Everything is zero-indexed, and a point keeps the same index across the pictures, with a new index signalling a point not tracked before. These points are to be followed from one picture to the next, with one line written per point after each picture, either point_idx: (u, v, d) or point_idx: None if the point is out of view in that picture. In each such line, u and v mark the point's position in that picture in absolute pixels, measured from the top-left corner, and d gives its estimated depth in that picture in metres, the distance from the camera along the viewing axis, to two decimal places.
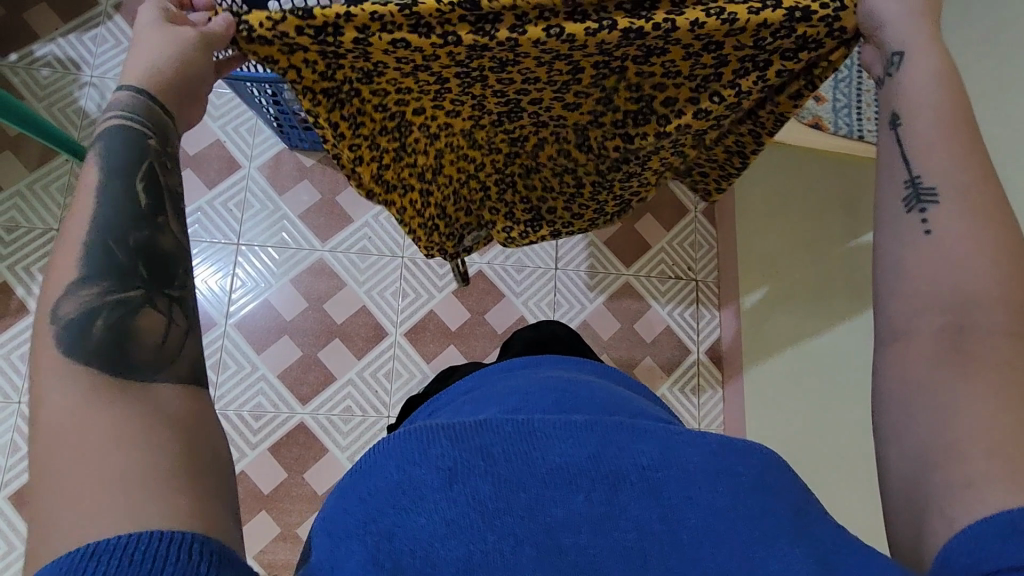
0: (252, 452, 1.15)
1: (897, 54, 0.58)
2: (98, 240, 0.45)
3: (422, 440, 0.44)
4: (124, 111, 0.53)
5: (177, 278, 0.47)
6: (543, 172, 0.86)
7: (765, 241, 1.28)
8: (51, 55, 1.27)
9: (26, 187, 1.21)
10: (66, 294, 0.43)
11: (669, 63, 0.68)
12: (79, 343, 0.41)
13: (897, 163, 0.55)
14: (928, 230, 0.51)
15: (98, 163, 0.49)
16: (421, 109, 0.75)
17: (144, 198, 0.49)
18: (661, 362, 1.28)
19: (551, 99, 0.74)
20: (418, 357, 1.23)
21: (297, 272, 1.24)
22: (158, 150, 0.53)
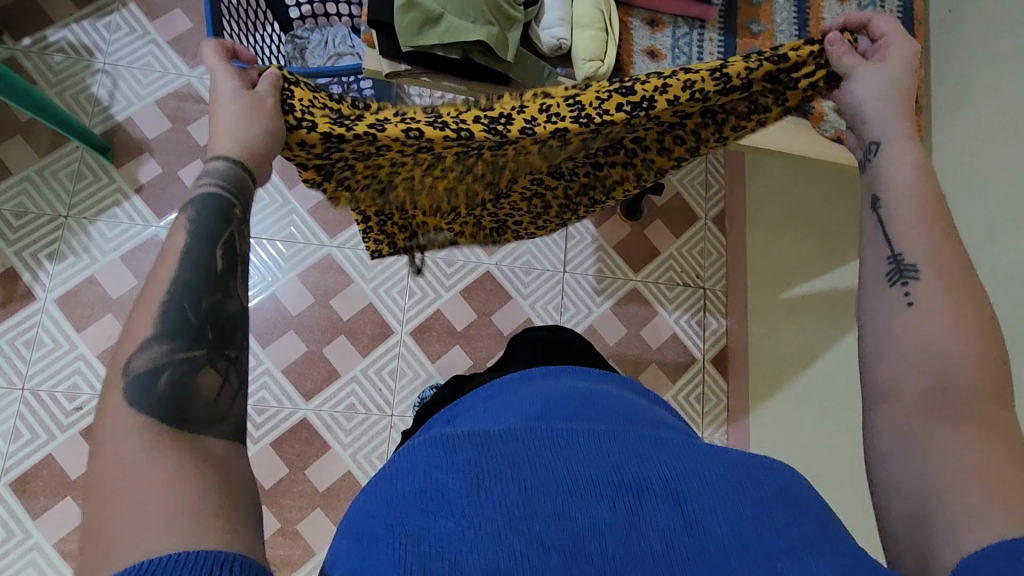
0: (253, 446, 1.15)
1: (875, 143, 0.60)
2: (174, 300, 0.47)
3: (446, 448, 0.45)
4: (217, 179, 0.54)
5: (237, 338, 0.49)
6: (515, 227, 0.87)
7: (765, 254, 1.27)
8: (65, 41, 1.26)
9: (36, 172, 1.21)
10: (139, 349, 0.45)
11: (651, 141, 0.70)
12: (145, 396, 0.43)
13: (879, 240, 0.56)
14: (911, 301, 0.51)
15: (187, 227, 0.51)
16: (415, 199, 0.75)
17: (221, 264, 0.50)
18: (666, 370, 1.28)
19: (541, 180, 0.75)
20: (424, 357, 1.22)
21: (305, 268, 1.24)
22: (240, 219, 0.54)
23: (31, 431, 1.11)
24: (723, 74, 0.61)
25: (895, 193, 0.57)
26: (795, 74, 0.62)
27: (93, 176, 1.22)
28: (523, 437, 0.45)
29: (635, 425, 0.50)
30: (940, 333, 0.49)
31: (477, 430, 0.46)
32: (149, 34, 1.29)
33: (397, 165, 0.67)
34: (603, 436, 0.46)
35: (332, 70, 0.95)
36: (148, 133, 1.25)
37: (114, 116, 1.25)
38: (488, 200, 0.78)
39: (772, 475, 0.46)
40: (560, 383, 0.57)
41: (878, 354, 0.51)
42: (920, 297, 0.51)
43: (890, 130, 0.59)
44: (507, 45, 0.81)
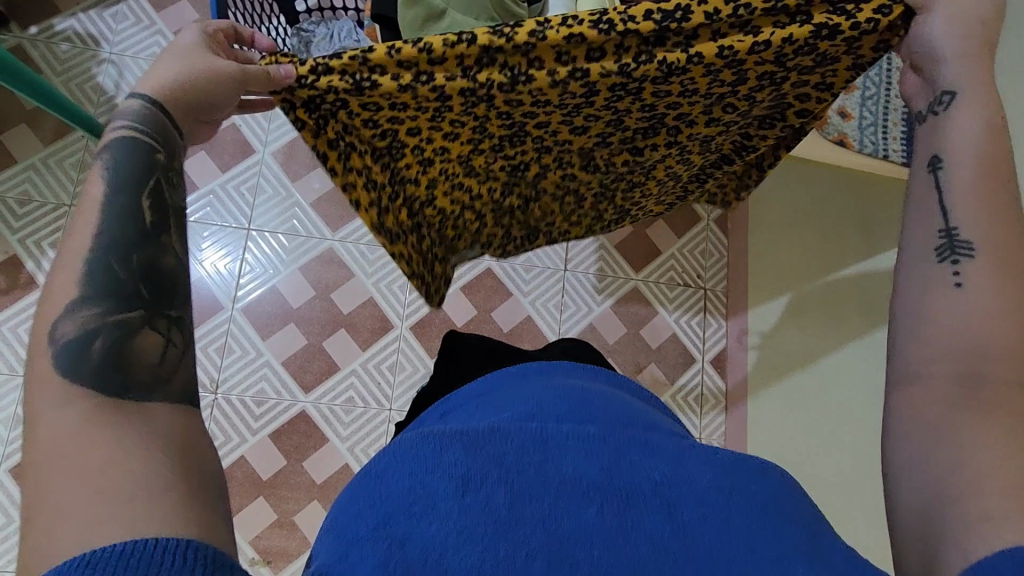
0: (252, 437, 1.15)
1: (948, 93, 0.57)
2: (102, 258, 0.44)
3: (434, 446, 0.44)
4: (133, 120, 0.51)
5: (179, 297, 0.47)
6: (543, 194, 0.83)
7: (777, 251, 1.27)
8: (71, 30, 1.27)
9: (40, 161, 1.21)
10: (65, 314, 0.42)
11: (689, 80, 0.65)
12: (75, 364, 0.41)
13: (933, 211, 0.54)
14: (959, 282, 0.50)
15: (104, 175, 0.48)
16: (417, 130, 0.67)
17: (150, 217, 0.48)
18: (666, 369, 1.27)
19: (558, 123, 0.70)
20: (423, 352, 1.23)
21: (306, 261, 1.24)
22: (165, 165, 0.51)
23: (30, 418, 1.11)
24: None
25: (958, 161, 0.54)
26: (864, 6, 0.60)
27: None
28: (513, 438, 0.45)
29: (626, 427, 0.51)
30: (980, 325, 0.47)
31: (465, 427, 0.46)
32: (156, 24, 1.29)
33: (401, 108, 0.63)
34: (596, 438, 0.47)
35: None
36: None
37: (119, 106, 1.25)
38: (498, 143, 0.72)
39: (765, 482, 0.46)
40: (555, 381, 0.57)
41: (905, 338, 0.50)
42: (969, 279, 0.49)
43: (964, 82, 0.57)
44: None
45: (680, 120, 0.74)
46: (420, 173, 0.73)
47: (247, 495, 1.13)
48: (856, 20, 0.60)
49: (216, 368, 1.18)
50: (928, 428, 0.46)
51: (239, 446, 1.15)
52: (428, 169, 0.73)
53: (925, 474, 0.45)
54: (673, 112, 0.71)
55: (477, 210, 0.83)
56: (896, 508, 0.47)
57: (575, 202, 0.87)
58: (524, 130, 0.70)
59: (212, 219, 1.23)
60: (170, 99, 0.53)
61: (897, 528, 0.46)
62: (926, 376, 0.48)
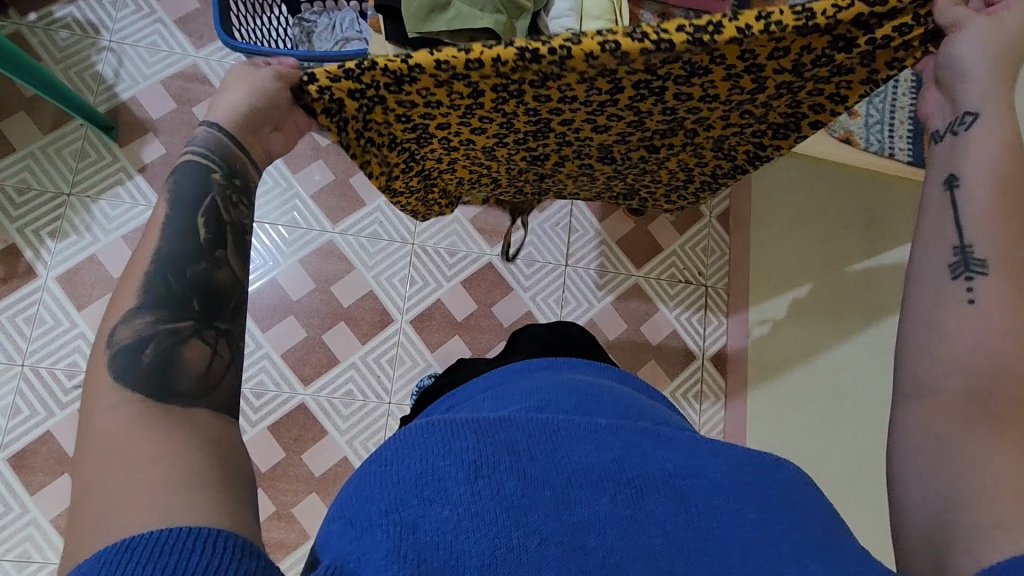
0: (251, 429, 1.16)
1: (972, 114, 0.56)
2: (158, 274, 0.49)
3: (447, 432, 0.47)
4: (200, 145, 0.56)
5: (228, 311, 0.51)
6: (557, 174, 0.83)
7: (781, 252, 1.26)
8: (71, 17, 1.25)
9: (39, 150, 1.21)
10: (122, 322, 0.47)
11: (709, 83, 0.64)
12: (130, 368, 0.45)
13: (949, 228, 0.53)
14: (972, 298, 0.49)
15: (167, 197, 0.53)
16: (446, 126, 0.67)
17: (205, 236, 0.52)
18: (665, 365, 1.27)
19: (582, 121, 0.69)
20: (423, 346, 1.22)
21: (307, 253, 1.24)
22: (222, 184, 0.55)
23: (30, 408, 1.11)
24: (805, 11, 0.57)
25: (976, 181, 0.54)
26: (887, 23, 0.59)
27: (97, 154, 1.22)
28: (525, 426, 0.48)
29: (634, 421, 0.52)
30: (993, 334, 0.47)
31: (478, 416, 0.48)
32: (156, 13, 1.28)
33: (433, 104, 0.63)
34: (603, 430, 0.49)
35: (338, 54, 0.95)
36: (152, 113, 1.24)
37: (119, 95, 1.24)
38: (524, 135, 0.71)
39: (777, 478, 0.48)
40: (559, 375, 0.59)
41: (918, 349, 0.50)
42: (984, 298, 0.49)
43: (988, 102, 0.56)
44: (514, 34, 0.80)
45: (699, 125, 0.72)
46: (442, 155, 0.74)
47: None
48: (873, 35, 0.60)
49: None
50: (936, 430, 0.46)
51: None
52: (450, 145, 0.72)
53: (932, 476, 0.45)
54: (693, 114, 0.70)
55: (491, 176, 0.83)
56: (902, 517, 0.46)
57: (586, 179, 0.86)
58: (548, 125, 0.69)
59: None
60: (229, 121, 0.57)
61: (904, 539, 0.46)
62: (940, 377, 0.48)
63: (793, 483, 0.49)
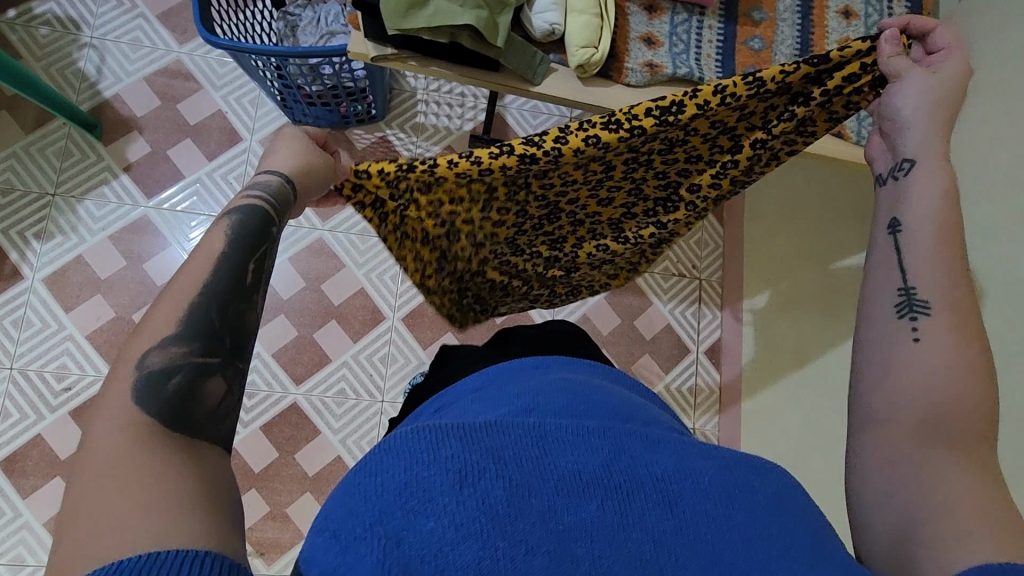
0: (244, 429, 1.15)
1: (909, 161, 0.58)
2: (201, 304, 0.49)
3: (432, 441, 0.45)
4: (264, 191, 0.59)
5: (249, 354, 0.52)
6: (582, 268, 0.84)
7: (773, 245, 1.24)
8: (51, 13, 1.23)
9: (22, 149, 1.19)
10: (155, 348, 0.47)
11: (690, 147, 0.70)
12: (153, 395, 0.44)
13: (893, 270, 0.54)
14: (916, 337, 0.50)
15: (228, 233, 0.54)
16: (470, 219, 0.71)
17: (250, 277, 0.53)
18: (660, 359, 1.27)
19: (586, 197, 0.74)
20: (416, 343, 1.22)
21: (296, 251, 1.22)
22: (274, 235, 0.58)
23: (20, 411, 1.10)
24: (756, 81, 0.64)
25: (917, 225, 0.55)
26: (836, 74, 0.64)
27: (81, 153, 1.20)
28: (512, 431, 0.46)
29: (625, 422, 0.51)
30: (947, 364, 0.47)
31: (463, 421, 0.47)
32: (138, 8, 1.25)
33: (456, 201, 0.68)
34: (591, 432, 0.48)
35: (322, 49, 0.94)
36: (136, 110, 1.22)
37: (102, 92, 1.22)
38: (539, 221, 0.75)
39: (766, 481, 0.47)
40: (551, 375, 0.58)
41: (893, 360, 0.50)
42: (928, 335, 0.49)
43: (925, 149, 0.58)
44: (496, 30, 0.78)
45: (693, 187, 0.76)
46: (472, 256, 0.76)
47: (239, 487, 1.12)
48: (825, 87, 0.65)
49: None
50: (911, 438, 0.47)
51: None
52: (477, 245, 0.75)
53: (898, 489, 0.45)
54: (683, 175, 0.74)
55: (524, 279, 0.83)
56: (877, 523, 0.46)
57: (609, 268, 0.87)
58: (559, 205, 0.74)
59: (199, 209, 1.20)
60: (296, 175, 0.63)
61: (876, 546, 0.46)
62: (896, 401, 0.48)
63: (781, 484, 0.48)
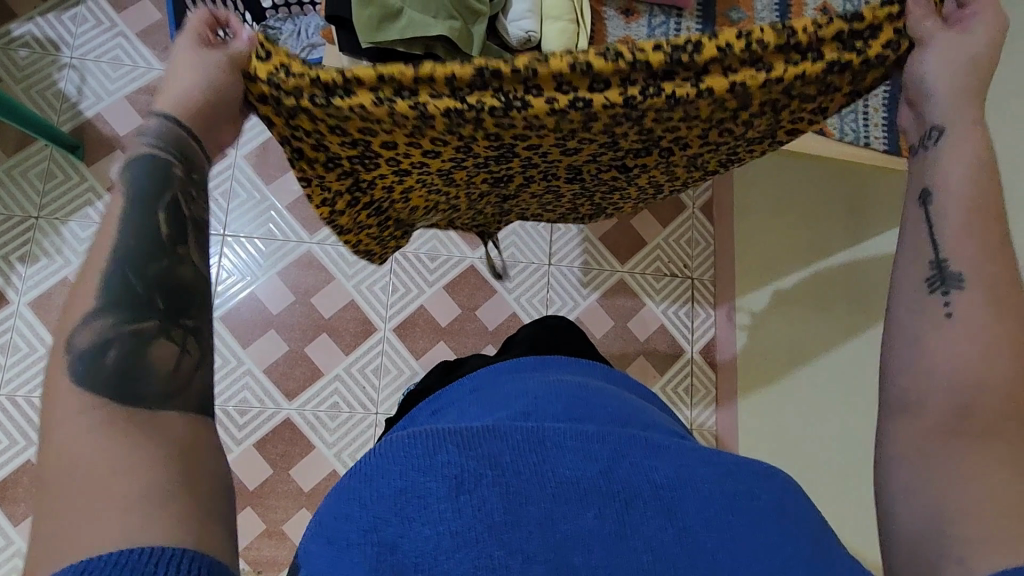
0: (237, 447, 1.13)
1: (937, 129, 0.57)
2: (120, 273, 0.48)
3: (426, 447, 0.44)
4: (155, 140, 0.54)
5: (194, 308, 0.50)
6: (520, 193, 0.79)
7: (757, 242, 1.25)
8: (30, 35, 1.22)
9: (5, 173, 1.18)
10: (81, 325, 0.46)
11: (693, 109, 0.62)
12: (90, 371, 0.44)
13: (925, 244, 0.55)
14: (949, 311, 0.51)
15: (123, 195, 0.51)
16: (393, 144, 0.63)
17: (167, 231, 0.51)
18: (654, 360, 1.26)
19: (550, 145, 0.65)
20: (408, 354, 1.21)
21: (285, 265, 1.22)
22: (183, 179, 0.54)
23: (9, 437, 1.09)
24: (786, 29, 0.58)
25: (948, 196, 0.55)
26: (873, 41, 0.59)
27: (64, 175, 1.19)
28: (508, 437, 0.45)
29: (624, 427, 0.50)
30: (967, 360, 0.48)
31: (460, 426, 0.46)
32: (118, 26, 1.25)
33: (376, 131, 0.60)
34: (592, 437, 0.46)
35: None
36: (119, 129, 1.21)
37: (83, 112, 1.21)
38: (484, 172, 0.70)
39: (767, 486, 0.46)
40: (547, 376, 0.57)
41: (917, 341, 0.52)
42: (959, 309, 0.51)
43: (955, 114, 0.57)
44: (471, 39, 0.78)
45: (675, 144, 0.69)
46: (392, 182, 0.70)
47: None
48: (865, 56, 0.60)
49: None
50: (927, 439, 0.48)
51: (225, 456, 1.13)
52: (403, 180, 0.70)
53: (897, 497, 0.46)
54: (670, 135, 0.67)
55: (449, 203, 0.80)
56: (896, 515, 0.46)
57: (548, 198, 0.83)
58: (512, 146, 0.64)
59: None
60: (189, 115, 0.55)
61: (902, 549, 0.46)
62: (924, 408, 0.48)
63: (789, 488, 0.47)
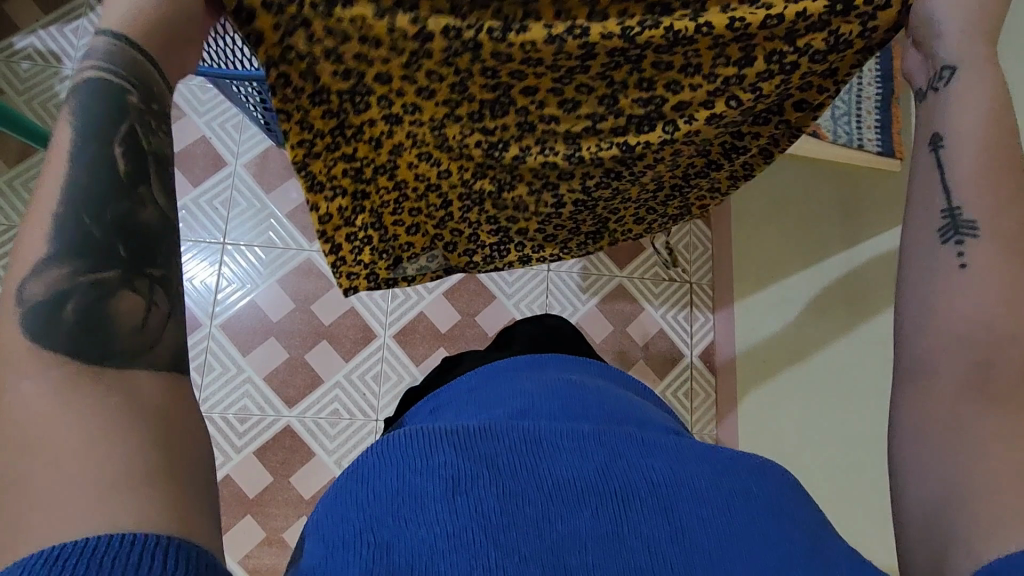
0: (236, 455, 1.14)
1: (949, 68, 0.55)
2: (72, 214, 0.41)
3: (423, 448, 0.45)
4: (101, 61, 0.46)
5: (160, 255, 0.44)
6: (517, 192, 0.74)
7: (753, 245, 1.26)
8: (32, 48, 1.24)
9: (7, 184, 1.19)
10: (32, 274, 0.39)
11: (693, 52, 0.62)
12: (47, 327, 0.38)
13: (935, 192, 0.52)
14: (963, 264, 0.48)
15: (70, 124, 0.44)
16: (386, 78, 0.62)
17: (125, 164, 0.44)
18: (653, 364, 1.26)
19: (546, 91, 0.65)
20: (407, 359, 1.21)
21: (284, 273, 1.22)
22: (142, 107, 0.47)
23: None
24: None
25: (961, 138, 0.52)
26: None
27: None
28: (503, 436, 0.46)
29: (620, 425, 0.50)
30: None
31: (456, 426, 0.47)
32: None
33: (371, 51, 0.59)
34: (588, 437, 0.47)
35: None
36: None
37: None
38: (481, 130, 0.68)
39: (765, 483, 0.46)
40: (544, 375, 0.57)
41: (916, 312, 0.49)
42: (974, 262, 0.48)
43: (966, 53, 0.54)
44: None
45: (678, 111, 0.66)
46: (380, 138, 0.67)
47: (234, 514, 1.11)
48: None
49: (198, 387, 1.16)
50: None
51: (225, 464, 1.13)
52: (392, 130, 0.66)
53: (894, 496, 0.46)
54: (671, 90, 0.65)
55: (442, 196, 0.74)
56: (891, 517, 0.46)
57: (551, 210, 0.77)
58: (510, 85, 0.64)
59: (185, 235, 1.21)
60: (140, 33, 0.48)
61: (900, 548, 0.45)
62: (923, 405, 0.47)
63: (785, 488, 0.47)
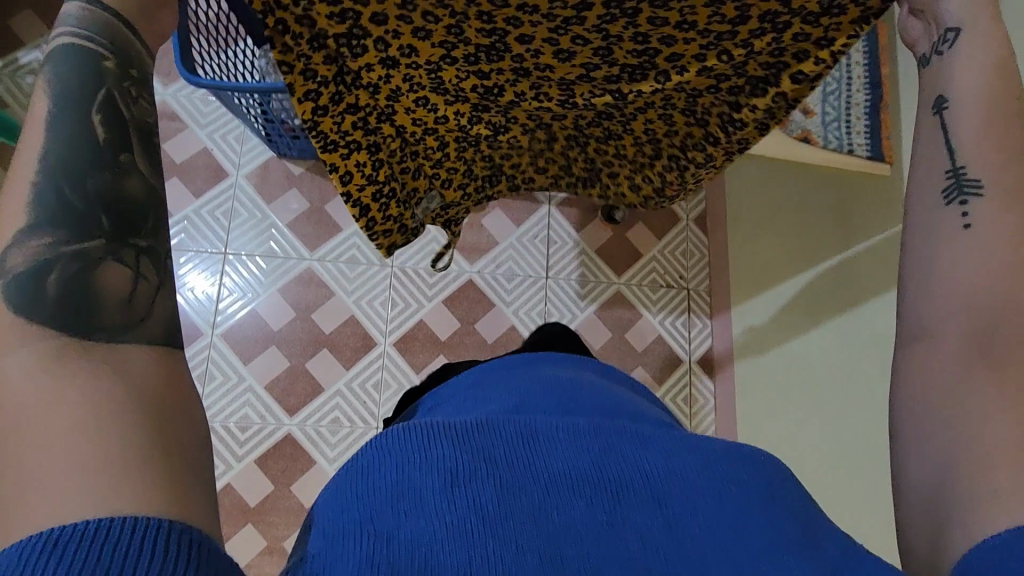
0: (237, 464, 1.14)
1: (953, 30, 0.57)
2: (49, 180, 0.43)
3: (422, 442, 0.46)
4: (78, 28, 0.48)
5: (145, 224, 0.46)
6: (509, 132, 0.80)
7: (743, 249, 1.28)
8: (37, 62, 1.26)
9: None
10: (14, 244, 0.41)
11: (689, 8, 0.59)
12: (31, 298, 0.40)
13: (939, 154, 0.54)
14: (967, 224, 0.50)
15: (47, 94, 0.45)
16: (382, 18, 0.61)
17: (102, 133, 0.46)
18: (652, 371, 1.27)
19: (543, 39, 0.63)
20: (407, 367, 1.22)
21: (285, 282, 1.23)
22: (117, 72, 0.48)
23: None
24: None
25: (964, 101, 0.54)
26: None
27: None
28: (500, 429, 0.47)
29: (615, 419, 0.51)
30: None
31: (452, 421, 0.48)
32: None
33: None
34: (583, 431, 0.48)
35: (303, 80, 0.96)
36: None
37: None
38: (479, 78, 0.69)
39: (757, 473, 0.47)
40: (540, 373, 0.58)
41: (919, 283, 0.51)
42: (978, 221, 0.50)
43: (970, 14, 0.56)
44: None
45: (672, 66, 0.66)
46: (379, 80, 0.68)
47: (235, 523, 1.11)
48: None
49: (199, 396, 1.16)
50: None
51: (225, 472, 1.13)
52: (389, 75, 0.68)
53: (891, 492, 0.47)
54: (665, 40, 0.63)
55: (438, 137, 0.79)
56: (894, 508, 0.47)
57: (543, 139, 0.83)
58: (502, 37, 0.63)
59: (187, 246, 1.22)
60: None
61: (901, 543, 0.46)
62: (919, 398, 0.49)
63: (784, 484, 0.48)
